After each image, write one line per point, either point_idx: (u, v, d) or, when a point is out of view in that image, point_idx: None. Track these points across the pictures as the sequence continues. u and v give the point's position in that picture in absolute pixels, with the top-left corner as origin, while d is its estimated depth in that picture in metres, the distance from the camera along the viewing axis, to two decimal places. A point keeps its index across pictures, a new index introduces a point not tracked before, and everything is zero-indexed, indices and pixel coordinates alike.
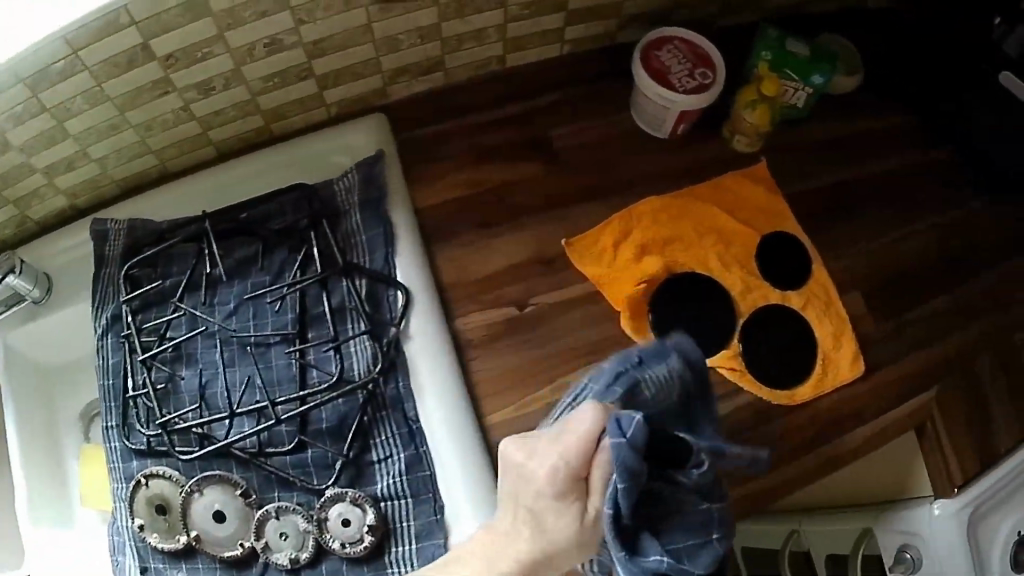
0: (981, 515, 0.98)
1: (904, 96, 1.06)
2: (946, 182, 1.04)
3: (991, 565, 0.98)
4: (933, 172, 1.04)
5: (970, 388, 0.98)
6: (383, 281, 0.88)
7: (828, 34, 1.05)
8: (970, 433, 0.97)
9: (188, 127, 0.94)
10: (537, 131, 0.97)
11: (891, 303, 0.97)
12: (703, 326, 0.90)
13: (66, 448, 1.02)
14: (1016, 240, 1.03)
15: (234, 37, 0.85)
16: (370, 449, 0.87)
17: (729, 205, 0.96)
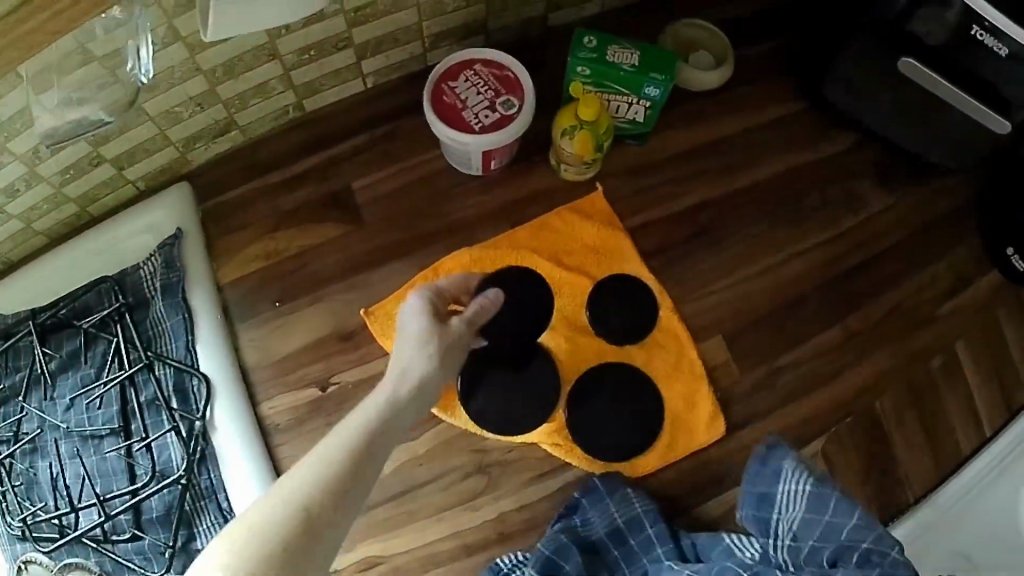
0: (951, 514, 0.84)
1: (776, 84, 0.93)
2: (829, 184, 0.91)
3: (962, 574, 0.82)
4: (813, 176, 0.91)
5: (865, 429, 0.86)
6: (187, 371, 0.85)
7: (677, 24, 0.92)
8: (868, 482, 0.85)
9: (11, 225, 0.90)
10: (337, 185, 0.87)
11: (758, 342, 0.86)
12: (520, 395, 0.81)
13: None
14: (913, 245, 0.91)
15: (18, 145, 0.78)
16: (196, 536, 0.88)
17: (553, 249, 0.84)
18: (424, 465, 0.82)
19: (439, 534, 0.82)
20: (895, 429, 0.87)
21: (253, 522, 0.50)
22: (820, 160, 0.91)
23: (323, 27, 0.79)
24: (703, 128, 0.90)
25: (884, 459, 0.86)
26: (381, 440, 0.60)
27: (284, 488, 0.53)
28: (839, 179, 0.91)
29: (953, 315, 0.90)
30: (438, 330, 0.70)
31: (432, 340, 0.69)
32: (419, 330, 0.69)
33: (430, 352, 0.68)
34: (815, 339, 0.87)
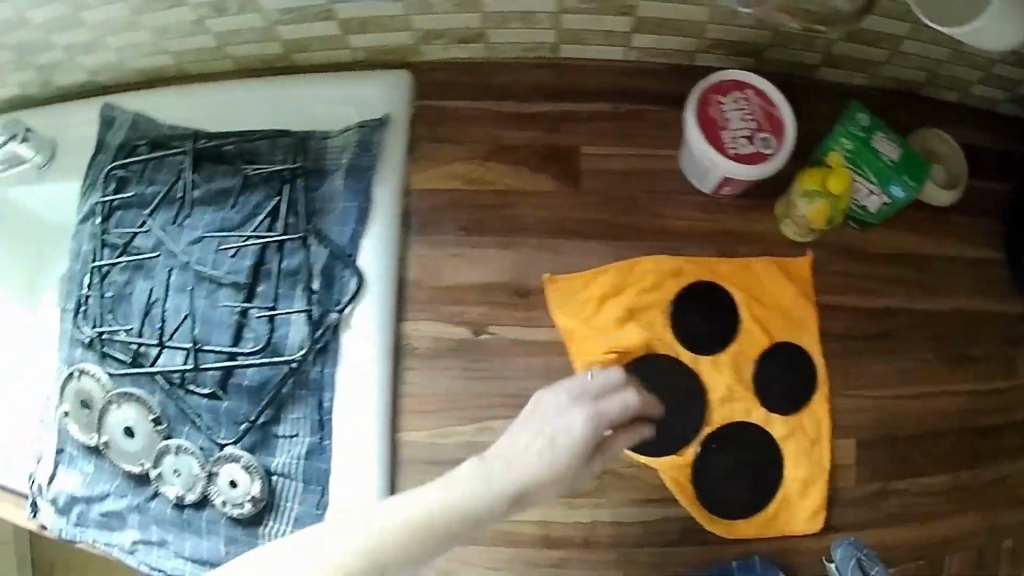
0: None
1: (999, 225, 0.91)
2: (1005, 340, 0.90)
3: None
4: (994, 326, 0.90)
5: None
6: (341, 260, 0.81)
7: (932, 130, 0.88)
8: None
9: (201, 39, 0.86)
10: (565, 141, 0.84)
11: (883, 458, 0.87)
12: (662, 420, 0.80)
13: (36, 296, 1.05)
14: None
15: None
16: (280, 421, 0.84)
17: (749, 296, 0.82)
18: None
19: (528, 517, 0.81)
20: None
21: (383, 563, 0.57)
22: (1008, 315, 0.91)
23: None
24: (918, 240, 0.89)
25: None
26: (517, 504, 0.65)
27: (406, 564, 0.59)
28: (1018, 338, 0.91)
29: None
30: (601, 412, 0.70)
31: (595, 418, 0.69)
32: (564, 446, 0.67)
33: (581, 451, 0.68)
34: (930, 477, 0.89)
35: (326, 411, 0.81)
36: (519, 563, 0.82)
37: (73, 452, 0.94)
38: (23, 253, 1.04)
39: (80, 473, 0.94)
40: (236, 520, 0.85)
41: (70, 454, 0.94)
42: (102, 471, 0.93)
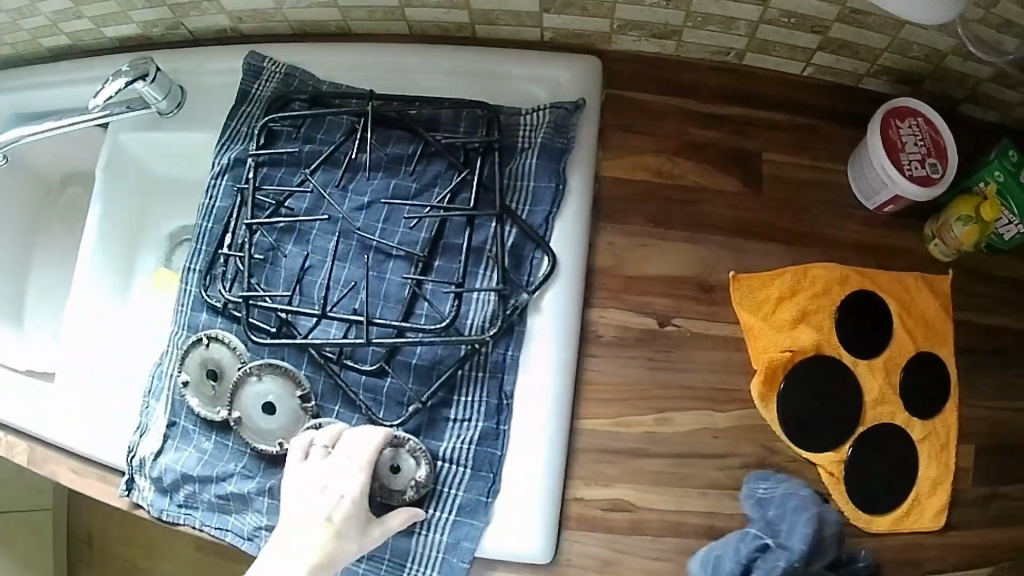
0: None
1: None
2: None
3: None
4: None
5: None
6: (533, 241, 0.80)
7: None
8: None
9: None
10: (747, 146, 0.87)
11: (1011, 470, 0.90)
12: (825, 419, 0.83)
13: (141, 257, 1.01)
14: None
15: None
16: (450, 404, 0.80)
17: (906, 309, 0.87)
18: (718, 439, 0.81)
19: (698, 507, 0.80)
20: None
21: (326, 482, 0.71)
22: None
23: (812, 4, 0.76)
24: None
25: None
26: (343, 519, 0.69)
27: (334, 479, 0.71)
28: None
29: None
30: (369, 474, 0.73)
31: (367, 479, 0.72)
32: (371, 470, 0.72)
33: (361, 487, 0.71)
34: None
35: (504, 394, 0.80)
36: (685, 559, 0.79)
37: (188, 426, 0.86)
38: (130, 208, 0.99)
39: (196, 449, 0.85)
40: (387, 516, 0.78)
41: (183, 427, 0.86)
42: (225, 448, 0.85)
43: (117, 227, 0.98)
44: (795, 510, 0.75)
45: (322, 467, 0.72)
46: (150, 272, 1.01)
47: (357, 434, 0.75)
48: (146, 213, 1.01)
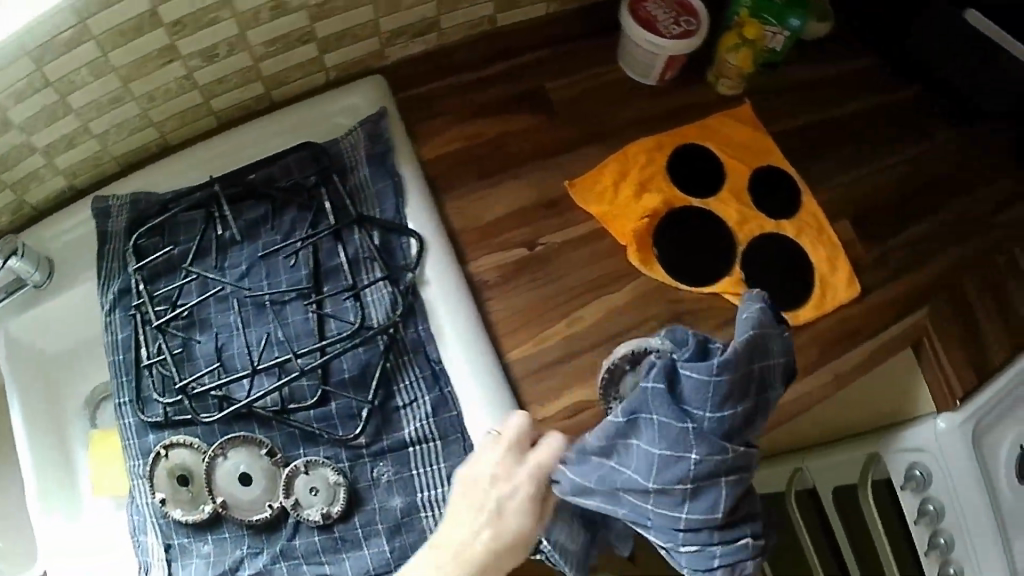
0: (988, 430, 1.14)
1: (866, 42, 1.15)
2: (912, 117, 1.13)
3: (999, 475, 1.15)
4: (902, 109, 1.12)
5: (954, 305, 1.08)
6: (395, 231, 0.89)
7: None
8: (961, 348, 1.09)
9: (190, 97, 0.92)
10: (532, 85, 0.97)
11: (876, 231, 1.04)
12: (705, 256, 0.93)
13: (73, 434, 1.00)
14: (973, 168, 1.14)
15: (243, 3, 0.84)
16: (395, 395, 0.87)
17: (723, 141, 0.99)
18: (627, 315, 0.90)
19: None
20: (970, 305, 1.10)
21: (492, 496, 0.73)
22: (904, 99, 1.13)
23: None
24: (818, 66, 1.10)
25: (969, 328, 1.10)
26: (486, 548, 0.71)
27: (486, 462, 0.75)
28: (919, 113, 1.13)
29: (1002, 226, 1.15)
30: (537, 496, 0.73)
31: (532, 504, 0.73)
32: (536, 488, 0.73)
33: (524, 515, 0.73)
34: (911, 231, 1.08)
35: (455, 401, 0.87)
36: None
37: (183, 540, 0.90)
38: (41, 393, 0.99)
39: (199, 556, 0.88)
40: (396, 525, 0.86)
41: (180, 544, 0.89)
42: (225, 541, 0.89)
43: (38, 415, 0.98)
44: (738, 392, 0.68)
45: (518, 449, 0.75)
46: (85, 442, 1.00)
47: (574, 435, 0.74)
48: (61, 392, 1.01)
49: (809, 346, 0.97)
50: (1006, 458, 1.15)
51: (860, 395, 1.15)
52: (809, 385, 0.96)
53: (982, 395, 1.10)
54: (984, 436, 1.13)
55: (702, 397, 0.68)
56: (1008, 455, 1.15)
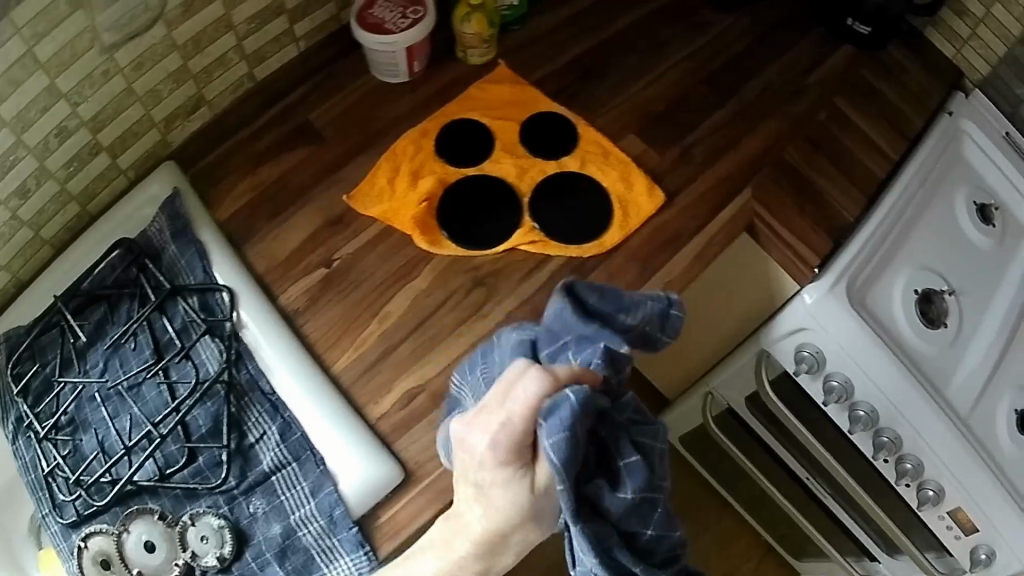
0: (872, 287, 1.11)
1: None
2: (677, 18, 1.17)
3: (905, 326, 1.11)
4: (664, 14, 1.17)
5: (784, 176, 1.06)
6: (208, 289, 0.98)
7: None
8: (806, 214, 1.05)
9: (22, 234, 1.02)
10: (299, 120, 1.04)
11: (670, 133, 1.06)
12: (492, 218, 0.97)
13: (25, 560, 1.10)
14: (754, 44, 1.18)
15: (31, 137, 0.94)
16: (247, 434, 0.95)
17: (485, 105, 1.03)
18: (431, 296, 0.95)
19: (460, 348, 0.93)
20: (801, 168, 1.08)
21: (478, 458, 0.70)
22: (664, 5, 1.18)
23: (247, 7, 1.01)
24: (570, 5, 1.14)
25: (808, 191, 1.07)
26: (500, 517, 0.72)
27: (478, 425, 0.70)
28: (681, 12, 1.18)
29: (808, 87, 1.15)
30: (519, 446, 0.69)
31: (513, 455, 0.69)
32: (512, 433, 0.68)
33: (513, 468, 0.69)
34: (711, 120, 1.09)
35: (393, 423, 0.93)
36: None
37: None
38: None
39: None
40: (282, 549, 0.92)
41: None
42: None
43: None
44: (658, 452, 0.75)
45: (492, 407, 0.71)
46: (36, 563, 1.09)
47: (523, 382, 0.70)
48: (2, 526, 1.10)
49: (627, 265, 0.97)
50: (903, 305, 1.12)
51: (714, 294, 1.13)
52: None
53: (841, 258, 1.06)
54: (870, 293, 1.10)
55: (651, 448, 0.75)
56: (908, 299, 1.12)
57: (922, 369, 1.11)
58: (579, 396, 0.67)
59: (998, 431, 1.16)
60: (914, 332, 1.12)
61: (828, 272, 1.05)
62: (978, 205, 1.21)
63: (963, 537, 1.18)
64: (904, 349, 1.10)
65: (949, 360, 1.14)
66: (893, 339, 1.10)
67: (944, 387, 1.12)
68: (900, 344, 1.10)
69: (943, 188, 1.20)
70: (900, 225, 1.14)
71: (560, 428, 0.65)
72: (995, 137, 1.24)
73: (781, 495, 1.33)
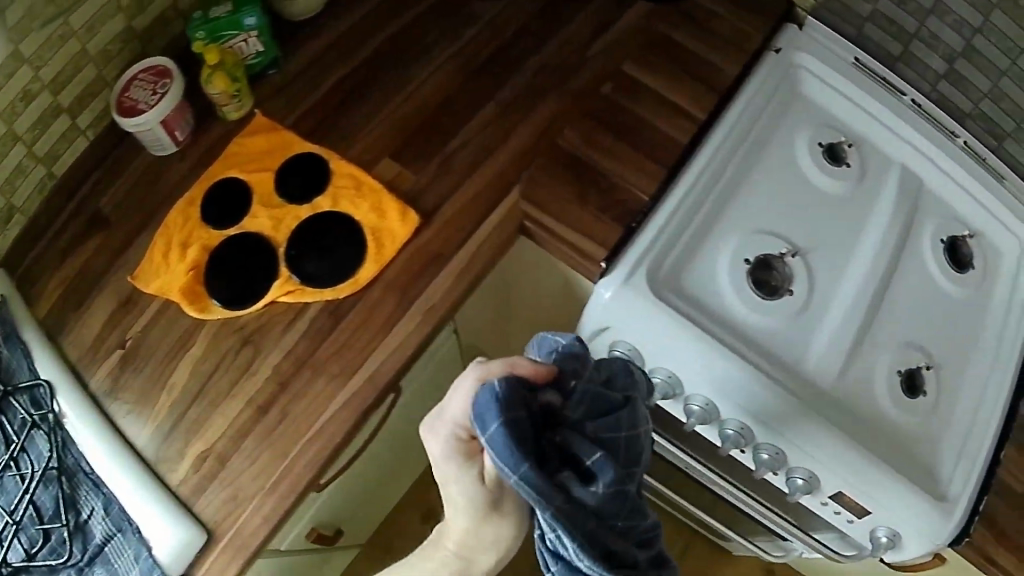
0: (688, 266, 0.98)
1: None
2: (443, 16, 1.09)
3: (736, 303, 0.98)
4: (430, 15, 1.09)
5: (562, 164, 0.97)
6: (32, 383, 1.04)
7: None
8: (587, 203, 0.96)
9: None
10: (91, 210, 1.09)
11: (430, 145, 0.99)
12: (253, 274, 0.98)
13: None
14: (531, 23, 1.08)
15: None
16: (82, 511, 1.03)
17: (242, 161, 1.03)
18: (207, 361, 0.98)
19: (237, 407, 0.97)
20: (585, 151, 0.98)
21: (439, 462, 0.68)
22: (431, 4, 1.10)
23: (31, 111, 1.03)
24: (327, 30, 1.10)
25: (591, 174, 0.97)
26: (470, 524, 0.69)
27: (434, 429, 0.68)
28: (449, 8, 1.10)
29: (591, 57, 1.05)
30: (467, 439, 0.67)
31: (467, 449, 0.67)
32: (460, 429, 0.66)
33: (467, 462, 0.67)
34: (477, 118, 1.00)
35: (191, 488, 0.98)
36: (260, 443, 0.95)
37: None
38: None
39: None
40: None
41: None
42: None
43: None
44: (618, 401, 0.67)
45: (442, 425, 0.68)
46: None
47: (466, 380, 0.67)
48: None
49: (384, 298, 0.94)
50: (732, 277, 0.98)
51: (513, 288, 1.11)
52: (401, 334, 0.93)
53: (636, 245, 0.95)
54: (687, 272, 0.98)
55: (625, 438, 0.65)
56: (736, 272, 0.98)
57: (761, 346, 0.97)
58: (520, 399, 0.60)
59: (877, 400, 1.01)
60: (749, 305, 0.98)
61: (621, 263, 0.95)
62: (824, 145, 1.07)
63: (856, 521, 1.04)
64: (732, 330, 0.97)
65: (799, 333, 0.99)
66: (718, 322, 0.97)
67: (796, 364, 0.98)
68: (728, 325, 0.97)
69: (777, 134, 1.07)
70: (713, 190, 1.00)
71: (499, 422, 0.58)
72: (837, 66, 1.11)
73: (660, 478, 1.27)
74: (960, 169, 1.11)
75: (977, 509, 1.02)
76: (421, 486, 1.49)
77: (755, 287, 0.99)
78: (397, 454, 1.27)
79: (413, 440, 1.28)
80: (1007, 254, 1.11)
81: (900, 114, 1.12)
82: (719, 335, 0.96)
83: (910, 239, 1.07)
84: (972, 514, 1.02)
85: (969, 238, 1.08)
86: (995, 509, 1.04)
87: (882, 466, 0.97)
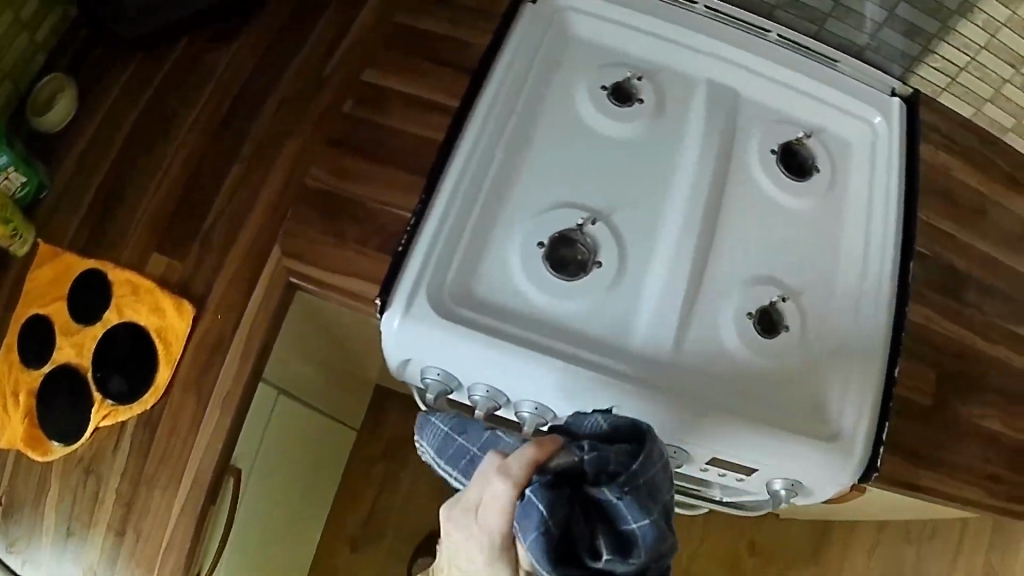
0: (472, 272, 0.88)
1: (119, 56, 1.08)
2: (180, 82, 1.03)
3: (539, 297, 0.87)
4: (167, 84, 1.03)
5: (314, 207, 0.92)
6: None
7: (59, 76, 1.08)
8: (345, 241, 0.90)
9: None
10: None
11: (191, 227, 0.96)
12: (76, 404, 0.98)
13: None
14: (263, 60, 1.01)
15: None
16: None
17: (37, 294, 1.02)
18: (60, 498, 0.99)
19: (97, 535, 0.96)
20: (336, 184, 0.92)
21: (466, 556, 0.58)
22: (167, 71, 1.04)
23: None
24: (81, 133, 1.06)
25: (343, 208, 0.91)
26: None
27: (457, 525, 0.58)
28: (184, 69, 1.03)
29: (326, 77, 0.97)
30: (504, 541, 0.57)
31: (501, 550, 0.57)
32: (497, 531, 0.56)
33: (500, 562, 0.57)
34: (227, 183, 0.96)
35: None
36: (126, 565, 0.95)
37: None
38: None
39: None
40: None
41: None
42: None
43: None
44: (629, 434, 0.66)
45: (458, 517, 0.58)
46: None
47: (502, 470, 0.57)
48: None
49: (187, 393, 0.93)
50: (527, 269, 0.88)
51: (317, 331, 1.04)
52: (213, 422, 0.92)
53: (409, 266, 0.87)
54: (478, 278, 0.88)
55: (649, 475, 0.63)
56: (527, 261, 0.88)
57: (579, 332, 0.87)
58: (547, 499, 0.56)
59: (730, 354, 0.89)
60: (552, 289, 0.87)
61: (398, 290, 0.86)
62: (609, 87, 0.94)
63: (747, 478, 0.95)
64: (541, 329, 0.87)
65: (618, 306, 0.88)
66: (523, 322, 0.87)
67: (622, 343, 0.87)
68: (534, 326, 0.86)
69: (551, 94, 0.95)
70: (485, 179, 0.90)
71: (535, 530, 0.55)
72: None
73: None
74: (778, 67, 0.96)
75: (880, 437, 0.90)
76: (340, 531, 1.44)
77: (552, 267, 0.88)
78: (288, 516, 1.22)
79: (307, 491, 1.27)
80: (857, 145, 0.97)
81: (698, 27, 0.97)
82: (527, 341, 0.85)
83: (734, 162, 0.93)
84: (876, 445, 0.90)
85: (805, 138, 0.95)
86: (904, 424, 0.93)
87: (753, 424, 0.87)
